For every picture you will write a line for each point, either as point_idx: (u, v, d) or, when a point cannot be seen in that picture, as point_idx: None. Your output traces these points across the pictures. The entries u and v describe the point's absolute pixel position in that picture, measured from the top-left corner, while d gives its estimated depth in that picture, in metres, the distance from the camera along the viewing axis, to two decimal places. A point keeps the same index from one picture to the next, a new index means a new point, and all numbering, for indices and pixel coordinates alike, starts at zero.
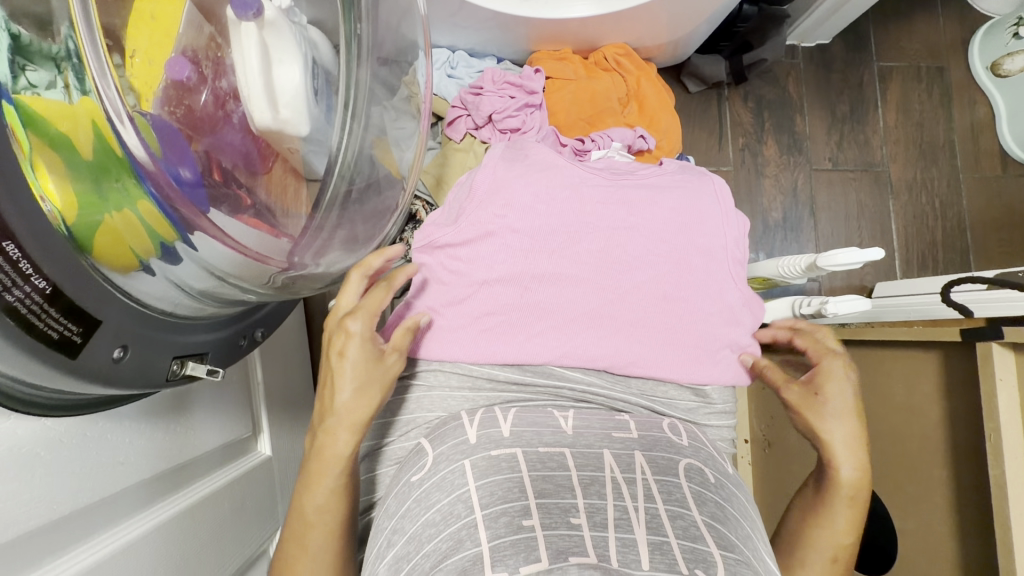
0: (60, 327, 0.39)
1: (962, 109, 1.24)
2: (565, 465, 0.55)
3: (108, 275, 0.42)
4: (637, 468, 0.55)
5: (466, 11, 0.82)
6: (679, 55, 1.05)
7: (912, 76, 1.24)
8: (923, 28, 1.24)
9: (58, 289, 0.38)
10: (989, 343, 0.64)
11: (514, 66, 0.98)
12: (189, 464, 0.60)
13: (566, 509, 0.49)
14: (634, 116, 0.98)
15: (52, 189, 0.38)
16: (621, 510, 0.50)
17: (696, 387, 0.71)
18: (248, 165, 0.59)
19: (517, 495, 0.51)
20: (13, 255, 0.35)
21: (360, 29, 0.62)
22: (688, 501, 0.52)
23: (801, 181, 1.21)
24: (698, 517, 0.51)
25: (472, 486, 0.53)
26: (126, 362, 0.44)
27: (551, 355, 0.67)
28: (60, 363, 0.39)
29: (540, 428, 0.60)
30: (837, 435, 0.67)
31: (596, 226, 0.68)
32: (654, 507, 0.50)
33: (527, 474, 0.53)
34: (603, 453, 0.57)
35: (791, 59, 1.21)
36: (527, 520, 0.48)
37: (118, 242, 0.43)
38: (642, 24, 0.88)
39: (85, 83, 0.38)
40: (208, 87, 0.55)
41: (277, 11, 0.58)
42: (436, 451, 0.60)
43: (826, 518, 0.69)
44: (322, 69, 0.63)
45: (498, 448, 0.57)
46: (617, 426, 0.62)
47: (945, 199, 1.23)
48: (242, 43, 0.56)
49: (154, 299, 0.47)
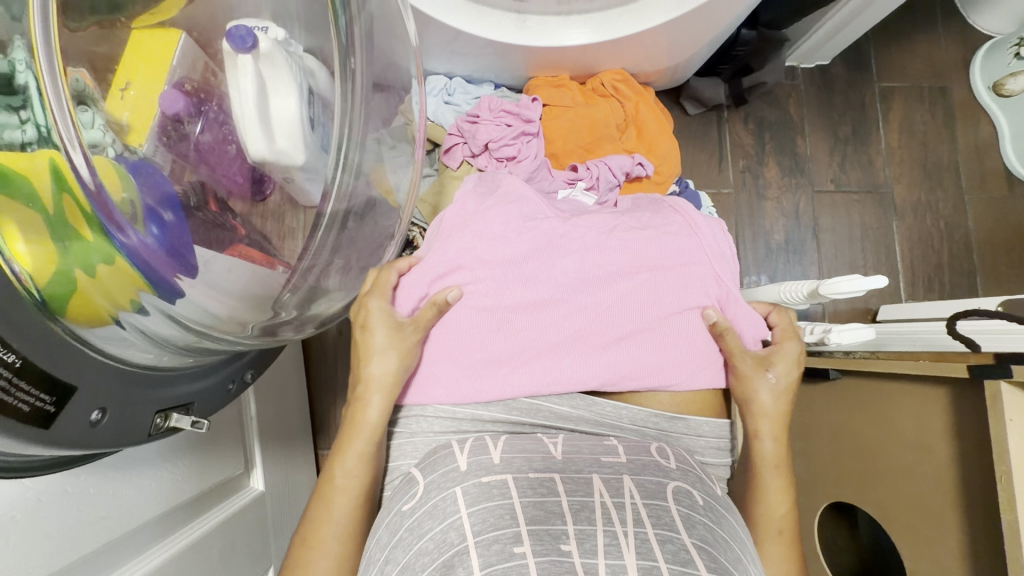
0: (31, 399, 0.38)
1: (966, 128, 1.23)
2: (555, 490, 0.51)
3: (82, 334, 0.43)
4: (626, 493, 0.52)
5: (462, 39, 0.81)
6: (678, 79, 1.04)
7: (915, 96, 1.23)
8: (925, 46, 1.23)
9: (27, 361, 0.38)
10: (996, 382, 0.62)
11: (511, 92, 0.97)
12: (177, 508, 0.58)
13: (556, 535, 0.46)
14: (632, 141, 0.98)
15: (22, 251, 0.39)
16: (611, 536, 0.46)
17: (685, 417, 0.65)
18: (246, 194, 0.58)
19: (509, 522, 0.48)
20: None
21: (354, 62, 0.59)
22: (677, 523, 0.49)
23: (803, 203, 1.20)
24: (688, 540, 0.47)
25: (464, 513, 0.49)
26: (103, 424, 0.44)
27: (540, 384, 0.64)
28: (32, 435, 0.39)
29: (530, 454, 0.57)
30: (773, 408, 0.68)
31: (566, 248, 0.68)
32: (643, 530, 0.47)
33: (519, 500, 0.50)
34: (592, 478, 0.53)
35: (791, 80, 1.21)
36: (519, 547, 0.45)
37: (89, 302, 0.43)
38: (642, 49, 0.87)
39: (47, 133, 0.38)
40: (203, 117, 0.55)
41: (272, 42, 0.57)
42: (428, 479, 0.56)
43: (762, 490, 0.67)
44: (318, 98, 0.60)
45: (489, 474, 0.53)
46: (606, 450, 0.58)
47: (951, 219, 1.22)
48: (238, 76, 0.55)
49: (132, 354, 0.47)
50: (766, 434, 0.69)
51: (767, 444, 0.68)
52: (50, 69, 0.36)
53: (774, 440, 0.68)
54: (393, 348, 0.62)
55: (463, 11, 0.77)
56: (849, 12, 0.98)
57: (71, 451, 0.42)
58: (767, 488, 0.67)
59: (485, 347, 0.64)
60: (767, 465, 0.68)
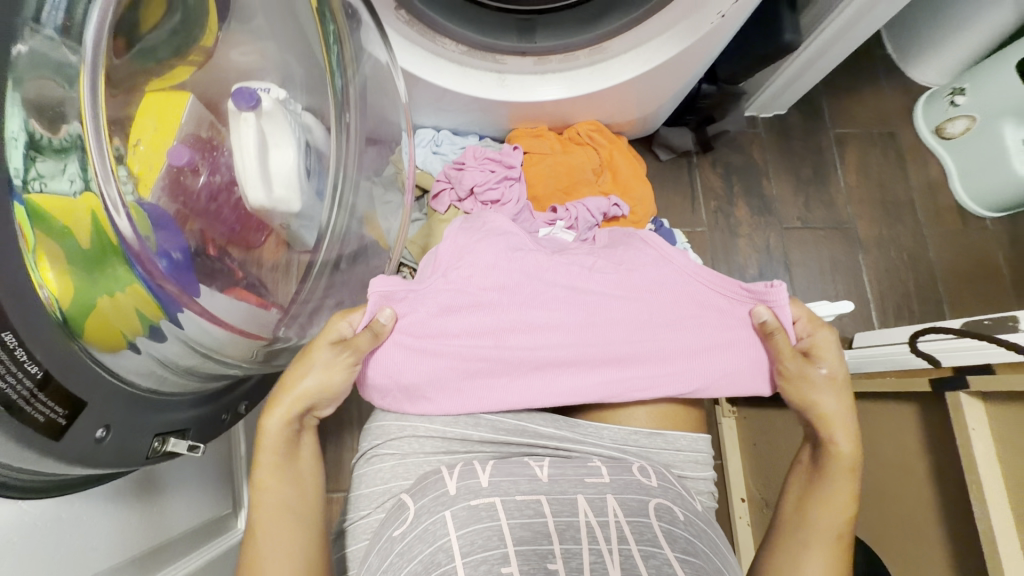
0: (47, 410, 0.40)
1: (917, 168, 1.33)
2: (542, 512, 0.53)
3: (95, 356, 0.45)
4: (610, 511, 0.54)
5: (448, 97, 0.90)
6: (648, 129, 1.13)
7: (867, 141, 1.34)
8: (871, 96, 1.35)
9: (48, 373, 0.39)
10: (956, 392, 0.65)
11: (494, 143, 1.05)
12: (165, 546, 0.58)
13: (543, 555, 0.49)
14: (608, 184, 1.05)
15: (52, 278, 0.41)
16: (597, 554, 0.49)
17: (664, 432, 0.67)
18: (244, 242, 0.63)
19: (496, 542, 0.50)
20: (11, 344, 0.37)
21: (349, 118, 0.69)
22: (660, 539, 0.52)
23: (773, 239, 1.27)
24: (671, 554, 0.51)
25: (454, 536, 0.51)
26: (107, 442, 0.45)
27: (537, 398, 0.67)
28: (43, 446, 0.40)
29: (518, 476, 0.57)
30: (835, 406, 0.67)
31: (553, 279, 0.69)
32: (627, 547, 0.50)
33: (507, 522, 0.52)
34: (577, 498, 0.55)
35: (753, 128, 1.31)
36: (507, 567, 0.47)
37: (107, 326, 0.46)
38: (612, 104, 0.96)
39: (87, 180, 0.42)
40: (208, 169, 0.60)
41: (273, 102, 0.64)
42: (418, 504, 0.56)
43: (827, 495, 0.67)
44: (314, 150, 0.68)
45: (477, 497, 0.54)
46: (589, 471, 0.59)
47: (913, 252, 1.29)
48: (241, 129, 0.62)
49: (139, 379, 0.49)
50: (842, 435, 0.67)
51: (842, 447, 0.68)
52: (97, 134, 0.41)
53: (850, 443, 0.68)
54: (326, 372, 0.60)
55: (449, 72, 0.86)
56: (799, 68, 1.09)
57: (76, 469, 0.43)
58: (837, 493, 0.67)
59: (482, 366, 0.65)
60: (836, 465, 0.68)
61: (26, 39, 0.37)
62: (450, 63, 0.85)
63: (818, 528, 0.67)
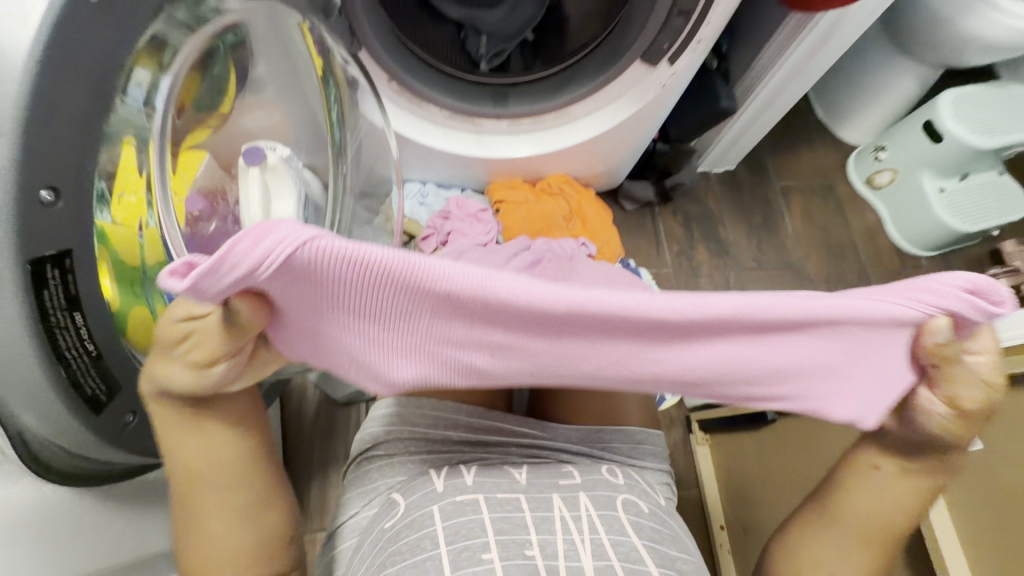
0: (93, 385, 0.46)
1: (855, 214, 1.49)
2: (519, 507, 0.57)
3: (134, 352, 0.51)
4: (582, 506, 0.58)
5: (433, 154, 1.02)
6: (613, 182, 1.27)
7: (809, 191, 1.50)
8: (809, 154, 1.53)
9: (100, 353, 0.46)
10: None
11: (475, 194, 1.17)
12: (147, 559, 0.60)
13: (521, 543, 0.53)
14: (578, 228, 1.16)
15: (109, 287, 0.48)
16: (570, 542, 0.54)
17: (624, 428, 0.71)
18: None
19: (478, 532, 0.54)
20: (79, 322, 0.43)
21: (345, 170, 0.83)
22: (628, 528, 0.57)
23: (732, 279, 1.39)
24: (638, 541, 0.56)
25: (439, 525, 0.55)
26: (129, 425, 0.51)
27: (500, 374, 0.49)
28: (87, 418, 0.46)
29: (497, 477, 0.62)
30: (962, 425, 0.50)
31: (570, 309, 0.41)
32: (598, 536, 0.55)
33: (488, 515, 0.56)
34: (551, 496, 0.59)
35: (706, 181, 1.46)
36: (487, 554, 0.52)
37: (146, 330, 0.53)
38: (580, 160, 1.10)
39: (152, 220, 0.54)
40: (217, 216, 0.70)
41: (279, 158, 0.76)
42: (408, 500, 0.60)
43: (900, 493, 0.56)
44: (312, 203, 0.79)
45: (463, 493, 0.59)
46: (562, 474, 0.64)
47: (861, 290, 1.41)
48: (248, 183, 0.73)
49: None
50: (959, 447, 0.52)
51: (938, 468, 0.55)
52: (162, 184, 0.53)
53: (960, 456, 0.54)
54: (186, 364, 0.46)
55: (434, 134, 0.99)
56: (739, 128, 1.26)
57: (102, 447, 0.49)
58: (908, 498, 0.56)
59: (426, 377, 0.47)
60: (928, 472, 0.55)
61: (117, 111, 0.44)
62: (434, 125, 0.98)
63: (864, 523, 0.57)
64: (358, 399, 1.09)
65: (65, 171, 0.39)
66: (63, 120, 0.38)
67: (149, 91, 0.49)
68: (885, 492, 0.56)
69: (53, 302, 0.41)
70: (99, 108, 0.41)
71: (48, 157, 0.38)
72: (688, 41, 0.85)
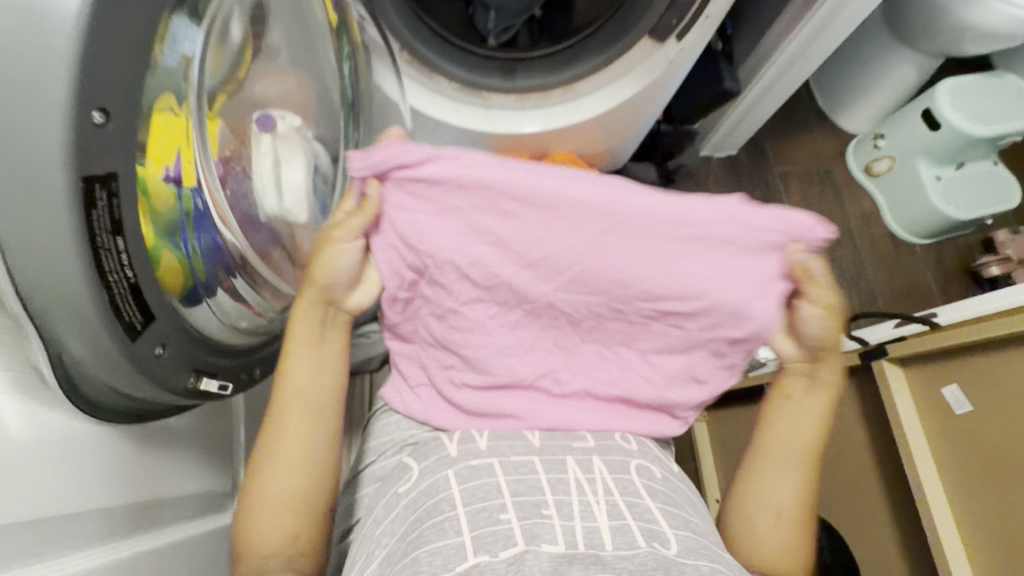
0: (131, 312, 0.44)
1: (851, 201, 1.52)
2: (534, 469, 0.59)
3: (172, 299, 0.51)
4: (596, 469, 0.61)
5: (442, 128, 1.03)
6: (616, 162, 1.29)
7: (806, 177, 1.53)
8: (807, 140, 1.56)
9: (136, 281, 0.44)
10: None
11: None
12: (156, 509, 0.59)
13: (537, 503, 0.56)
14: None
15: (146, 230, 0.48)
16: (585, 503, 0.57)
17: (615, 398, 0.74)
18: (264, 243, 0.74)
19: (495, 494, 0.56)
20: (119, 247, 0.42)
21: (357, 136, 0.87)
22: (641, 491, 0.60)
23: None
24: (651, 503, 0.58)
25: (455, 489, 0.57)
26: (164, 359, 0.48)
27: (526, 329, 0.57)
28: (122, 342, 0.43)
29: (510, 440, 0.63)
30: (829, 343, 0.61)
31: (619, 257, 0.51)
32: (612, 498, 0.58)
33: (503, 477, 0.58)
34: (566, 459, 0.61)
35: (708, 165, 1.48)
36: (504, 514, 0.54)
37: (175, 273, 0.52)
38: (583, 139, 1.11)
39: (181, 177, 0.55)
40: (230, 179, 0.69)
41: (289, 127, 0.79)
42: (420, 464, 0.62)
43: (793, 421, 0.67)
44: (321, 172, 0.84)
45: (476, 458, 0.61)
46: (574, 436, 0.64)
47: (854, 272, 1.45)
48: (259, 148, 0.75)
49: (193, 320, 0.54)
50: (827, 363, 0.64)
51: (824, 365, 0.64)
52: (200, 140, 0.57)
53: (824, 379, 0.65)
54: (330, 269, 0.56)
55: (445, 109, 0.99)
56: (741, 113, 1.28)
57: (141, 384, 0.46)
58: (801, 415, 0.66)
59: (428, 269, 0.54)
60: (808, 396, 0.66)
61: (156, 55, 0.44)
62: (442, 97, 0.98)
63: (786, 449, 0.67)
64: (359, 370, 1.11)
65: (111, 101, 0.39)
66: (114, 56, 0.38)
67: (182, 40, 0.50)
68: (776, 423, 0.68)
69: (99, 223, 0.40)
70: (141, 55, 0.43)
71: (104, 76, 0.38)
72: (695, 17, 0.89)
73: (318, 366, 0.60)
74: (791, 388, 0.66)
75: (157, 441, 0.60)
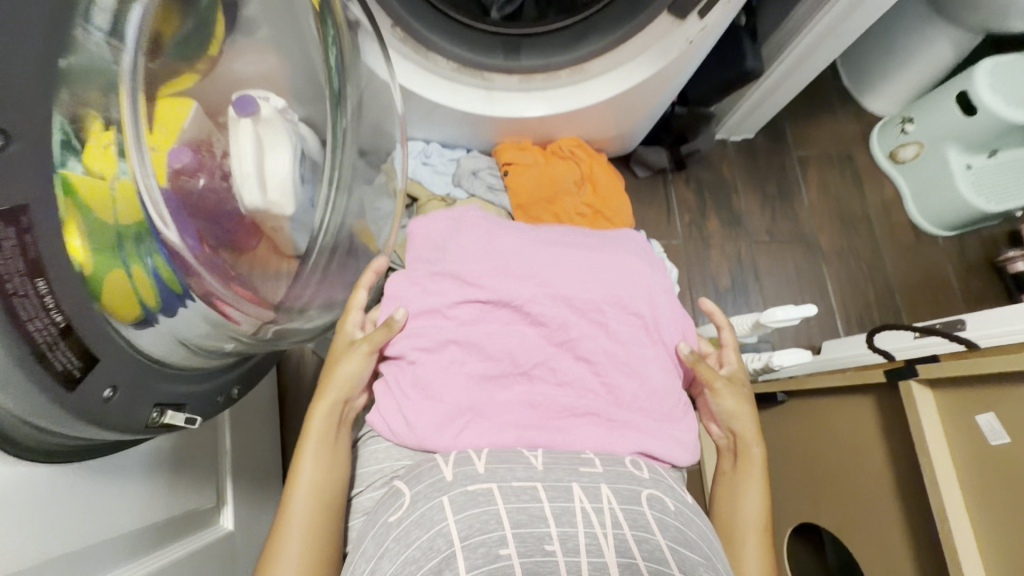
0: (65, 360, 0.41)
1: (872, 187, 1.44)
2: (537, 496, 0.54)
3: (116, 326, 0.46)
4: (604, 498, 0.55)
5: (438, 111, 0.95)
6: (626, 146, 1.21)
7: (826, 162, 1.44)
8: (828, 122, 1.46)
9: (70, 324, 0.41)
10: (907, 381, 0.70)
11: (482, 155, 1.11)
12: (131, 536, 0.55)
13: (540, 538, 0.50)
14: (588, 195, 1.11)
15: (77, 246, 0.41)
16: (592, 536, 0.51)
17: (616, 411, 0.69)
18: (239, 240, 0.67)
19: (494, 526, 0.51)
20: (42, 292, 0.39)
21: (345, 124, 0.74)
22: (652, 525, 0.54)
23: (743, 250, 1.35)
24: (663, 541, 0.52)
25: (451, 520, 0.52)
26: (114, 402, 0.46)
27: (513, 350, 0.64)
28: (57, 394, 0.41)
29: (511, 463, 0.58)
30: (741, 413, 0.72)
31: (585, 306, 0.66)
32: (622, 532, 0.52)
33: (504, 505, 0.53)
34: (571, 486, 0.56)
35: (722, 148, 1.40)
36: (504, 549, 0.49)
37: (122, 296, 0.46)
38: (592, 122, 1.02)
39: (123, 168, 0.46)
40: (205, 172, 0.64)
41: (273, 111, 0.72)
42: (414, 490, 0.58)
43: (746, 492, 0.69)
44: (309, 158, 0.75)
45: (474, 483, 0.56)
46: (581, 461, 0.60)
47: (871, 263, 1.38)
48: (239, 138, 0.69)
49: (150, 347, 0.50)
50: (754, 440, 0.71)
51: (746, 441, 0.71)
52: (133, 119, 0.46)
53: (761, 453, 0.71)
54: (348, 373, 0.65)
55: (440, 87, 0.90)
56: (761, 94, 1.19)
57: (87, 428, 0.44)
58: (751, 488, 0.69)
59: (439, 286, 0.68)
60: (748, 467, 0.70)
61: (76, 51, 0.39)
62: (441, 79, 0.90)
63: (743, 521, 0.67)
64: None
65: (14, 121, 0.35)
66: (19, 58, 0.35)
67: (115, 19, 0.43)
68: (730, 495, 0.70)
69: (8, 269, 0.37)
70: (50, 45, 0.36)
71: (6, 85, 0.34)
72: None
73: (330, 464, 0.61)
74: (726, 464, 0.73)
75: (120, 463, 0.54)
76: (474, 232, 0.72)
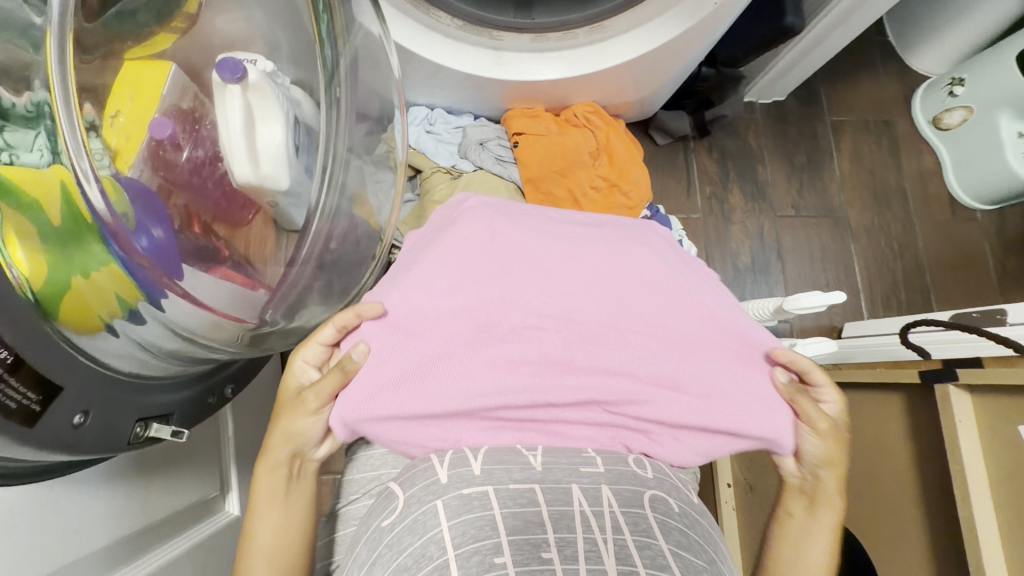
0: (19, 396, 0.40)
1: (910, 158, 1.33)
2: (535, 500, 0.52)
3: (69, 336, 0.46)
4: (605, 502, 0.52)
5: (442, 74, 0.86)
6: (646, 112, 1.11)
7: (861, 128, 1.33)
8: (868, 84, 1.34)
9: (18, 358, 0.40)
10: (945, 384, 0.67)
11: (490, 123, 1.04)
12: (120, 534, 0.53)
13: (536, 544, 0.47)
14: (604, 167, 1.04)
15: (21, 257, 0.43)
16: (591, 542, 0.48)
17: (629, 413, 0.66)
18: (228, 218, 0.61)
19: (489, 532, 0.49)
20: None
21: (339, 93, 0.64)
22: (655, 530, 0.51)
23: (766, 226, 1.27)
24: (665, 546, 0.49)
25: (445, 526, 0.50)
26: (86, 427, 0.46)
27: (518, 354, 0.57)
28: (18, 434, 0.41)
29: (509, 465, 0.56)
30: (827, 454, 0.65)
31: (596, 305, 0.61)
32: (622, 537, 0.49)
33: (499, 511, 0.51)
34: (571, 487, 0.54)
35: (749, 113, 1.30)
36: (499, 557, 0.46)
37: (82, 304, 0.46)
38: (609, 86, 0.93)
39: (54, 151, 0.42)
40: (188, 154, 0.57)
41: (261, 74, 0.60)
42: (407, 493, 0.56)
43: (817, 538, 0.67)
44: (303, 125, 0.65)
45: (470, 486, 0.53)
46: (583, 460, 0.57)
47: (902, 241, 1.30)
48: (227, 105, 0.59)
49: (116, 361, 0.50)
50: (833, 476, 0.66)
51: (824, 484, 0.66)
52: (61, 86, 0.39)
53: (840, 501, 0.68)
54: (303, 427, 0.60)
55: (446, 49, 0.82)
56: (796, 53, 1.08)
57: (57, 455, 0.44)
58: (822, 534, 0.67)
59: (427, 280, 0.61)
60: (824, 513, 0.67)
61: None
62: (445, 38, 0.81)
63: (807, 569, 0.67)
64: None
65: None
66: None
67: None
68: (795, 543, 0.68)
69: None
70: None
71: None
72: None
73: (284, 518, 0.61)
74: (791, 506, 0.68)
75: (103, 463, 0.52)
76: (474, 216, 0.67)
